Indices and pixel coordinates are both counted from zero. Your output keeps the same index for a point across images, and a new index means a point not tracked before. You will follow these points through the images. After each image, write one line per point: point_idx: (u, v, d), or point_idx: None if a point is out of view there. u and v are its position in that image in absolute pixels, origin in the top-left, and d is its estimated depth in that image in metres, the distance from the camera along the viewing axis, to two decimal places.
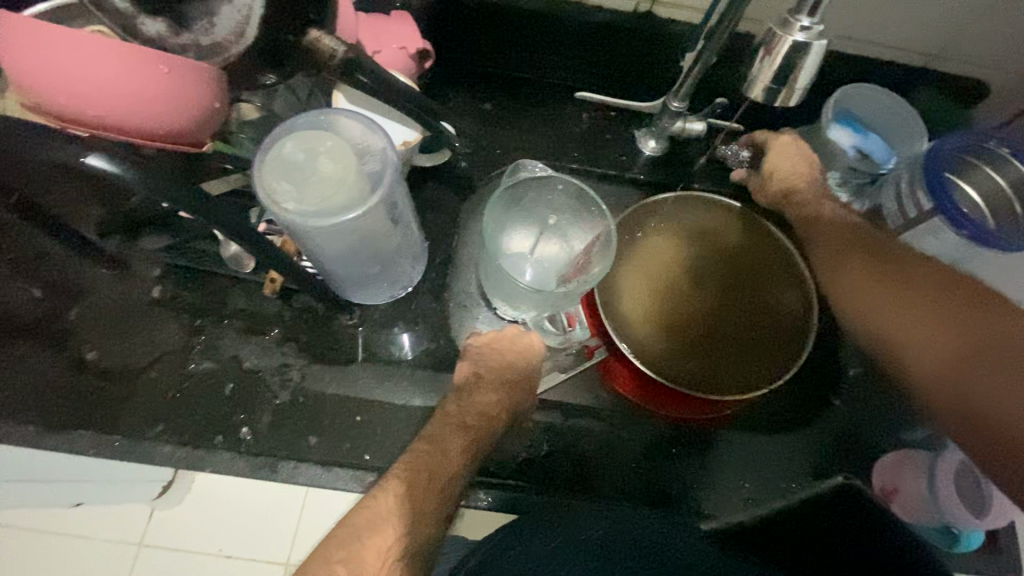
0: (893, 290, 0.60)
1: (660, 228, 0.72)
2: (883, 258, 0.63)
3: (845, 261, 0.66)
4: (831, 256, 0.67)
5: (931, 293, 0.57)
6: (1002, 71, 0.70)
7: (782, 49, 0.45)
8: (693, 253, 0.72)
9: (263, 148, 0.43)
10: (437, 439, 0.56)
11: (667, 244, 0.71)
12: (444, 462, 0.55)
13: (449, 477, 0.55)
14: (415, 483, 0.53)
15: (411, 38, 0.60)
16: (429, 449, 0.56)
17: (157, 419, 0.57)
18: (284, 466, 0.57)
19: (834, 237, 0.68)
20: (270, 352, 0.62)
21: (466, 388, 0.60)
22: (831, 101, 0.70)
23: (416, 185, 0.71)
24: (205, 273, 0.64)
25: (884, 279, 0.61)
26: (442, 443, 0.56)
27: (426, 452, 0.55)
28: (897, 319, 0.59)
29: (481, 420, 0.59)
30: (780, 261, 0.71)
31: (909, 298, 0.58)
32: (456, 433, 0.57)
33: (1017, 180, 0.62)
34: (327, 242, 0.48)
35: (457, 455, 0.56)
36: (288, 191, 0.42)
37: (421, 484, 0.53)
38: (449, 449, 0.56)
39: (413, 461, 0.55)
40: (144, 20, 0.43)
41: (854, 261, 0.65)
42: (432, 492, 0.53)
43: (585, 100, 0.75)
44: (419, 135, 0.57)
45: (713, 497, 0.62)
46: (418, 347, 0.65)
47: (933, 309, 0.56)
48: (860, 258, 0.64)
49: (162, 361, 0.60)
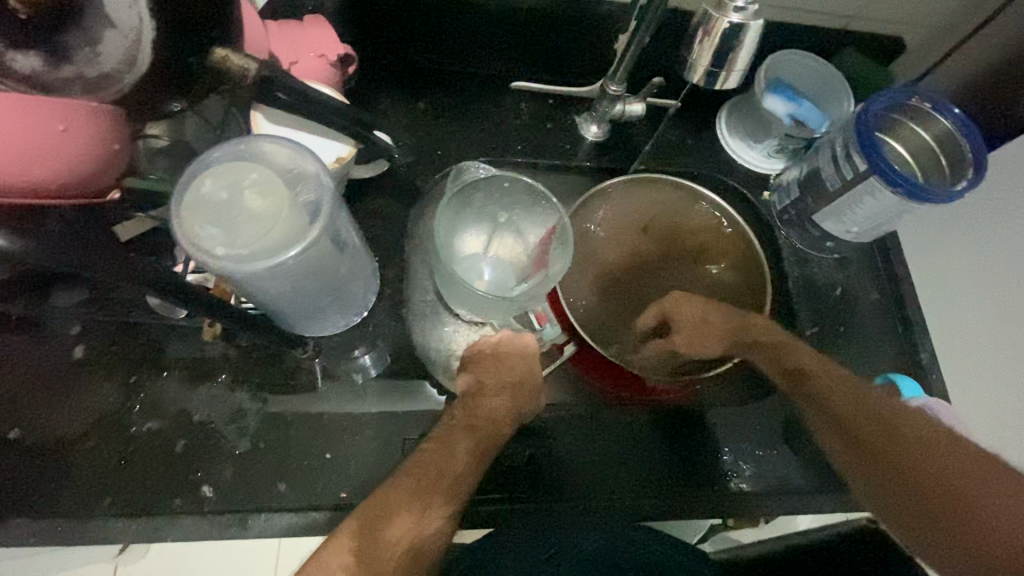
0: (898, 455, 0.54)
1: (688, 319, 0.65)
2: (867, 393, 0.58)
3: (852, 424, 0.56)
4: (831, 420, 0.57)
5: (941, 482, 0.52)
6: (914, 28, 0.73)
7: (719, 30, 0.44)
8: (649, 259, 0.73)
9: (177, 189, 0.38)
10: (448, 439, 0.55)
11: (701, 337, 0.64)
12: (452, 463, 0.53)
13: (456, 478, 0.53)
14: (422, 482, 0.52)
15: (328, 43, 0.54)
16: (438, 450, 0.54)
17: (103, 493, 0.52)
18: (254, 520, 0.53)
19: (833, 385, 0.59)
20: (222, 399, 0.57)
21: (471, 396, 0.59)
22: (761, 71, 0.71)
23: (357, 197, 0.67)
24: (134, 324, 0.58)
25: (905, 445, 0.54)
26: (450, 442, 0.55)
27: (435, 452, 0.54)
28: (918, 485, 0.53)
29: (488, 422, 0.57)
30: (734, 240, 0.73)
31: (904, 478, 0.53)
32: (464, 433, 0.56)
33: (941, 133, 0.65)
34: (271, 284, 0.44)
35: (465, 456, 0.54)
36: (215, 236, 0.37)
37: (430, 485, 0.52)
38: (456, 450, 0.54)
39: (422, 462, 0.53)
40: (14, 56, 0.36)
41: (878, 413, 0.57)
42: (439, 490, 0.52)
43: (522, 90, 0.73)
44: (352, 148, 0.52)
45: (702, 475, 0.61)
46: (381, 363, 0.62)
47: (969, 499, 0.51)
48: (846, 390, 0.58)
49: (101, 430, 0.54)
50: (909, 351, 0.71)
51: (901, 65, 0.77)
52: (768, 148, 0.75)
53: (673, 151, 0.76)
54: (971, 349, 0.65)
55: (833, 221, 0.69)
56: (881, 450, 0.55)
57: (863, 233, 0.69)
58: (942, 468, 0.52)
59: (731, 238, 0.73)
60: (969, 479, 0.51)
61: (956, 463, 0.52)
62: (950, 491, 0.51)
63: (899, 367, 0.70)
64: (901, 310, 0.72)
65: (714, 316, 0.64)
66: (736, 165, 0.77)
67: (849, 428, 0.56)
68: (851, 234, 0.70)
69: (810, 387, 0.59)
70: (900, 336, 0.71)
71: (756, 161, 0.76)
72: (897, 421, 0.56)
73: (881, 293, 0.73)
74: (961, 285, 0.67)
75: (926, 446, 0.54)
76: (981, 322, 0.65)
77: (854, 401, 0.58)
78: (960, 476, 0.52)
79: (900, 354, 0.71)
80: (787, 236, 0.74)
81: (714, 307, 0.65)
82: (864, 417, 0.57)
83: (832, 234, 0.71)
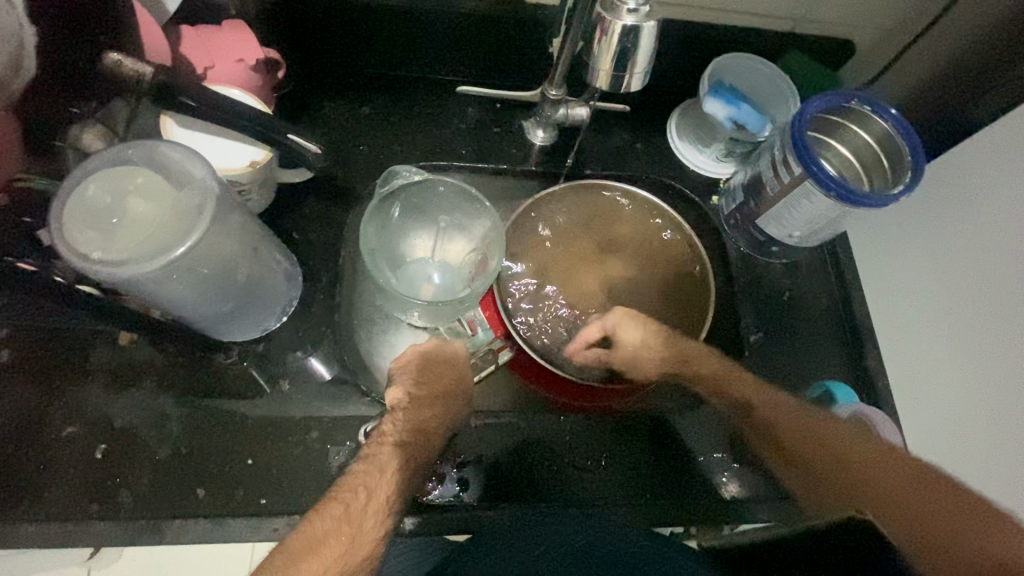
0: (861, 475, 0.55)
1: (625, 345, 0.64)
2: (794, 407, 0.60)
3: (792, 444, 0.59)
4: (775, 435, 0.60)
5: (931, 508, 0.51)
6: (862, 30, 0.72)
7: (615, 32, 0.44)
8: (598, 265, 0.71)
9: (60, 193, 0.38)
10: (377, 460, 0.51)
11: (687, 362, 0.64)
12: (381, 483, 0.50)
13: (390, 498, 0.50)
14: (351, 507, 0.48)
15: (249, 48, 0.55)
16: (370, 471, 0.50)
17: (19, 498, 0.52)
18: (169, 526, 0.53)
19: (775, 405, 0.61)
20: (146, 404, 0.56)
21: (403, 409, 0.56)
22: (704, 74, 0.70)
23: (295, 202, 0.67)
24: (61, 329, 0.57)
25: (858, 464, 0.56)
26: (380, 461, 0.52)
27: (367, 473, 0.50)
28: (888, 496, 0.53)
29: (420, 436, 0.55)
30: (680, 241, 0.72)
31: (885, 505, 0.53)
32: (395, 451, 0.53)
33: (880, 136, 0.64)
34: (170, 289, 0.43)
35: (395, 477, 0.51)
36: (94, 240, 0.37)
37: (360, 509, 0.48)
38: (385, 467, 0.51)
39: (350, 484, 0.50)
40: None
41: (870, 452, 0.56)
42: (370, 511, 0.49)
43: (466, 94, 0.73)
44: (267, 153, 0.52)
45: (641, 482, 0.61)
46: (331, 366, 0.62)
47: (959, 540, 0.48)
48: (781, 414, 0.60)
49: (21, 435, 0.54)
50: (855, 358, 0.69)
51: (853, 68, 0.76)
52: (716, 152, 0.74)
53: (620, 155, 0.75)
54: (919, 362, 0.64)
55: (775, 225, 0.68)
56: (827, 475, 0.57)
57: (804, 237, 0.68)
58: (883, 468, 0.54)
59: (677, 245, 0.72)
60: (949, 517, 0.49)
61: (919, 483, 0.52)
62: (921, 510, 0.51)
63: (846, 375, 0.69)
64: (849, 316, 0.71)
65: (672, 341, 0.64)
66: (684, 169, 0.76)
67: (855, 470, 0.55)
68: (795, 238, 0.69)
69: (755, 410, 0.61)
70: (848, 341, 0.70)
71: (706, 165, 0.75)
72: (821, 436, 0.58)
73: (830, 298, 0.72)
74: (915, 300, 0.66)
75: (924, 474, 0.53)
76: (930, 337, 0.63)
77: (789, 417, 0.60)
78: (915, 501, 0.52)
79: (848, 362, 0.69)
80: (734, 240, 0.73)
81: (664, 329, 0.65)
82: (800, 434, 0.59)
83: (775, 237, 0.70)
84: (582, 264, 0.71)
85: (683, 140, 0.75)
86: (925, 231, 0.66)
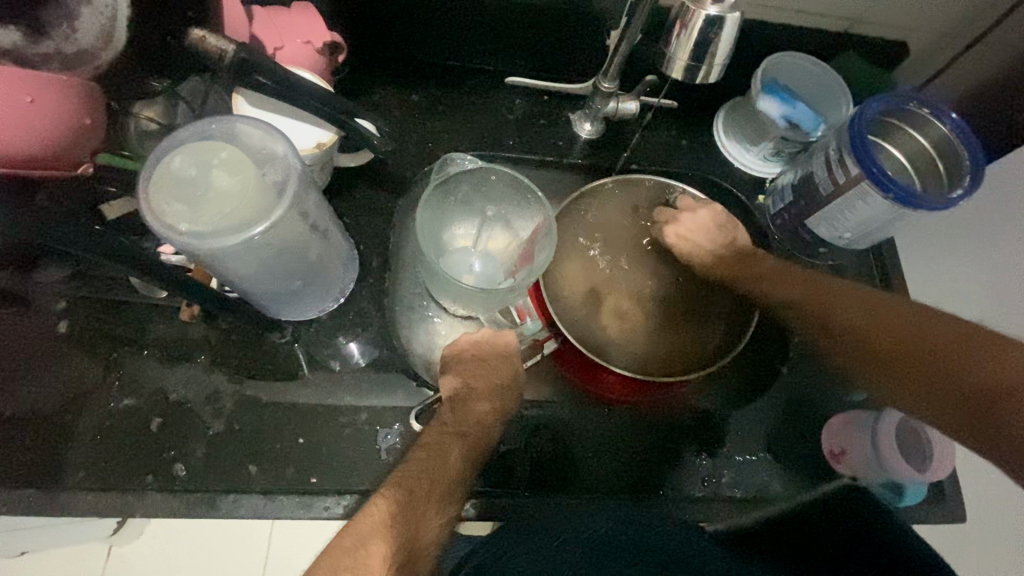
0: (854, 319, 0.57)
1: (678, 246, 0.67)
2: (798, 274, 0.64)
3: (795, 303, 0.63)
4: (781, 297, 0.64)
5: (920, 340, 0.52)
6: (918, 32, 0.71)
7: (696, 24, 0.45)
8: (643, 261, 0.71)
9: (146, 165, 0.39)
10: (438, 446, 0.54)
11: (724, 265, 0.67)
12: (445, 469, 0.53)
13: (449, 484, 0.53)
14: (414, 491, 0.51)
15: (316, 31, 0.56)
16: (431, 455, 0.53)
17: (79, 466, 0.53)
18: (223, 500, 0.53)
19: (781, 278, 0.65)
20: (199, 380, 0.57)
21: (460, 400, 0.58)
22: (758, 71, 0.70)
23: (344, 187, 0.67)
24: (119, 302, 0.58)
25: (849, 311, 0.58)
26: (441, 448, 0.54)
27: (427, 458, 0.53)
28: (873, 332, 0.56)
29: (479, 427, 0.57)
30: (712, 216, 0.66)
31: (874, 343, 0.55)
32: (453, 439, 0.55)
33: (938, 139, 0.63)
34: (242, 265, 0.44)
35: (457, 464, 0.54)
36: (180, 212, 0.38)
37: (423, 493, 0.51)
38: (450, 454, 0.54)
39: (412, 470, 0.52)
40: None
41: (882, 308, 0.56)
42: (433, 499, 0.52)
43: (516, 85, 0.73)
44: (334, 135, 0.53)
45: (680, 478, 0.62)
46: (370, 354, 0.62)
47: (921, 361, 0.51)
48: (790, 281, 0.64)
49: (80, 404, 0.55)
50: None
51: (905, 71, 0.75)
52: (763, 151, 0.74)
53: (666, 150, 0.75)
54: None
55: (825, 226, 0.68)
56: (825, 321, 0.60)
57: (855, 238, 0.68)
58: (873, 312, 0.57)
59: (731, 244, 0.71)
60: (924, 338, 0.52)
61: (905, 316, 0.54)
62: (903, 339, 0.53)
63: None
64: None
65: (725, 250, 0.67)
66: (731, 167, 0.75)
67: (837, 320, 0.59)
68: (843, 240, 0.69)
69: (754, 274, 0.66)
70: None
71: (753, 164, 0.75)
72: (821, 292, 0.62)
73: None
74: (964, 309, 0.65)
75: (903, 313, 0.55)
76: None
77: (795, 285, 0.63)
78: (904, 326, 0.54)
79: None
80: (779, 240, 0.73)
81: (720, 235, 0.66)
82: (810, 294, 0.62)
83: (824, 239, 0.70)
84: (628, 260, 0.71)
85: (731, 137, 0.75)
86: (975, 237, 0.66)
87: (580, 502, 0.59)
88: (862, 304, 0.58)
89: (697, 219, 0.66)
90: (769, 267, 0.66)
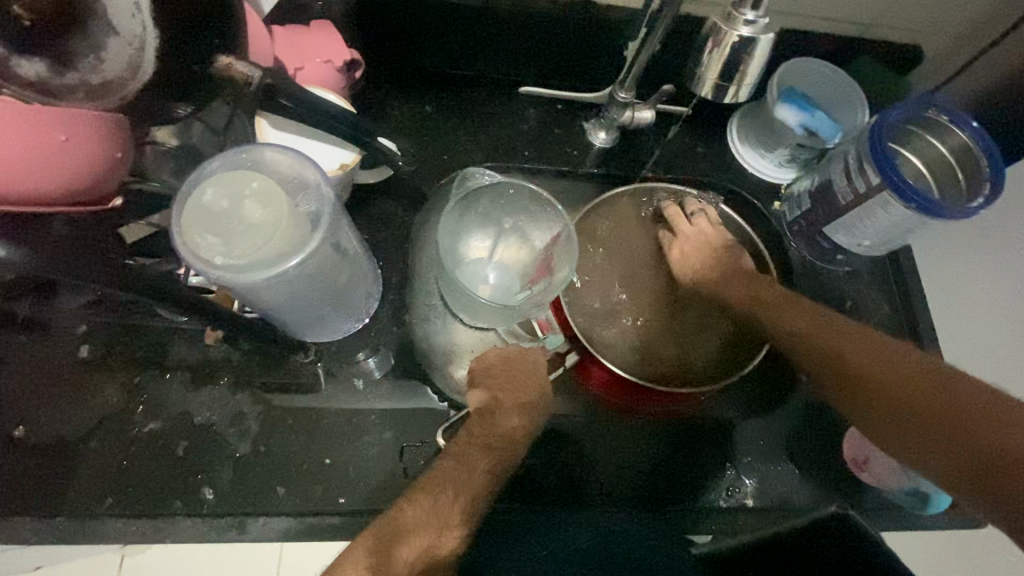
0: (837, 346, 0.57)
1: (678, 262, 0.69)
2: (795, 303, 0.63)
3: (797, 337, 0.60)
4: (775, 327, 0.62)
5: (915, 396, 0.50)
6: (933, 36, 0.71)
7: (728, 43, 0.46)
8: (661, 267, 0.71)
9: (179, 197, 0.39)
10: (464, 458, 0.53)
11: (725, 284, 0.67)
12: (469, 482, 0.52)
13: (474, 497, 0.52)
14: (439, 506, 0.50)
15: (335, 50, 0.56)
16: (456, 467, 0.52)
17: (106, 492, 0.53)
18: (254, 522, 0.53)
19: (783, 309, 0.63)
20: (224, 402, 0.57)
21: (489, 412, 0.57)
22: (774, 78, 0.70)
23: (362, 202, 0.67)
24: (141, 326, 0.58)
25: (836, 352, 0.57)
26: (467, 459, 0.53)
27: (449, 473, 0.52)
28: (860, 374, 0.54)
29: (506, 440, 0.56)
30: (719, 236, 0.69)
31: (863, 386, 0.54)
32: (480, 450, 0.54)
33: (957, 147, 0.63)
34: (270, 293, 0.44)
35: (483, 474, 0.53)
36: (214, 245, 0.37)
37: (446, 506, 0.50)
38: (474, 468, 0.53)
39: (436, 481, 0.51)
40: (19, 62, 0.36)
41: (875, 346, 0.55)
42: (456, 510, 0.50)
43: (529, 95, 0.72)
44: (355, 154, 0.54)
45: (702, 488, 0.62)
46: (387, 365, 0.62)
47: (902, 400, 0.51)
48: (782, 304, 0.63)
49: (105, 429, 0.55)
50: None
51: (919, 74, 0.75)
52: (778, 157, 0.73)
53: (682, 158, 0.74)
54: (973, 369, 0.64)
55: (844, 234, 0.68)
56: (809, 353, 0.59)
57: (875, 245, 0.68)
58: (865, 352, 0.55)
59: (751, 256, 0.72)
60: (887, 374, 0.53)
61: (909, 369, 0.52)
62: (883, 377, 0.53)
63: None
64: (912, 327, 0.71)
65: (726, 270, 0.68)
66: (746, 174, 0.75)
67: (868, 383, 0.53)
68: (863, 247, 0.69)
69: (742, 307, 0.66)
70: None
71: (768, 170, 0.74)
72: (809, 328, 0.60)
73: (893, 308, 0.72)
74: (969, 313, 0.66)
75: (912, 358, 0.53)
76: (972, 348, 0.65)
77: (787, 310, 0.62)
78: (869, 352, 0.55)
79: None
80: (795, 247, 0.73)
81: (722, 254, 0.68)
82: (796, 317, 0.61)
83: (843, 246, 0.70)
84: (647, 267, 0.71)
85: (744, 142, 0.75)
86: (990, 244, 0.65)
87: (600, 512, 0.60)
88: (845, 339, 0.57)
89: (702, 239, 0.69)
90: (768, 291, 0.65)
